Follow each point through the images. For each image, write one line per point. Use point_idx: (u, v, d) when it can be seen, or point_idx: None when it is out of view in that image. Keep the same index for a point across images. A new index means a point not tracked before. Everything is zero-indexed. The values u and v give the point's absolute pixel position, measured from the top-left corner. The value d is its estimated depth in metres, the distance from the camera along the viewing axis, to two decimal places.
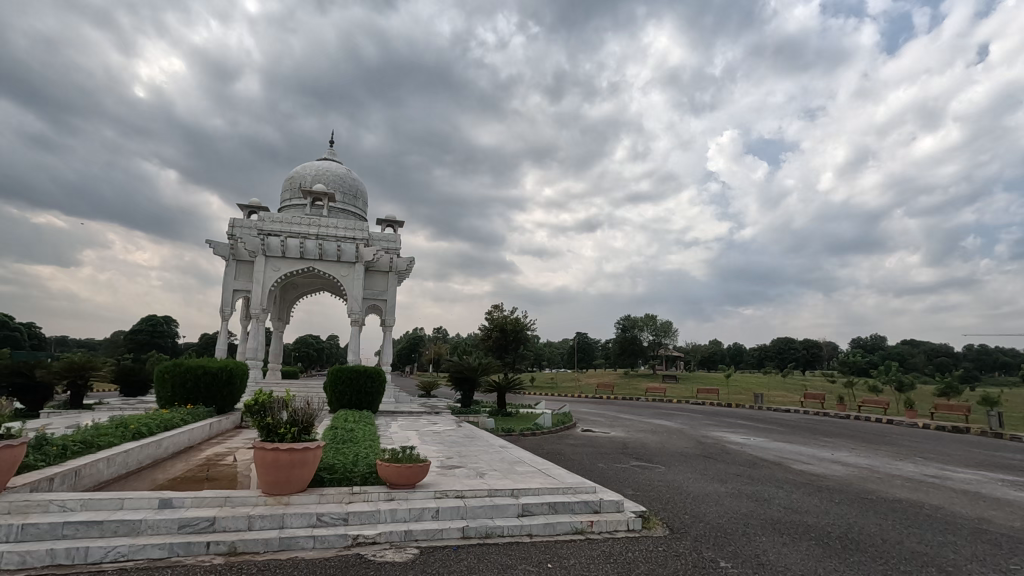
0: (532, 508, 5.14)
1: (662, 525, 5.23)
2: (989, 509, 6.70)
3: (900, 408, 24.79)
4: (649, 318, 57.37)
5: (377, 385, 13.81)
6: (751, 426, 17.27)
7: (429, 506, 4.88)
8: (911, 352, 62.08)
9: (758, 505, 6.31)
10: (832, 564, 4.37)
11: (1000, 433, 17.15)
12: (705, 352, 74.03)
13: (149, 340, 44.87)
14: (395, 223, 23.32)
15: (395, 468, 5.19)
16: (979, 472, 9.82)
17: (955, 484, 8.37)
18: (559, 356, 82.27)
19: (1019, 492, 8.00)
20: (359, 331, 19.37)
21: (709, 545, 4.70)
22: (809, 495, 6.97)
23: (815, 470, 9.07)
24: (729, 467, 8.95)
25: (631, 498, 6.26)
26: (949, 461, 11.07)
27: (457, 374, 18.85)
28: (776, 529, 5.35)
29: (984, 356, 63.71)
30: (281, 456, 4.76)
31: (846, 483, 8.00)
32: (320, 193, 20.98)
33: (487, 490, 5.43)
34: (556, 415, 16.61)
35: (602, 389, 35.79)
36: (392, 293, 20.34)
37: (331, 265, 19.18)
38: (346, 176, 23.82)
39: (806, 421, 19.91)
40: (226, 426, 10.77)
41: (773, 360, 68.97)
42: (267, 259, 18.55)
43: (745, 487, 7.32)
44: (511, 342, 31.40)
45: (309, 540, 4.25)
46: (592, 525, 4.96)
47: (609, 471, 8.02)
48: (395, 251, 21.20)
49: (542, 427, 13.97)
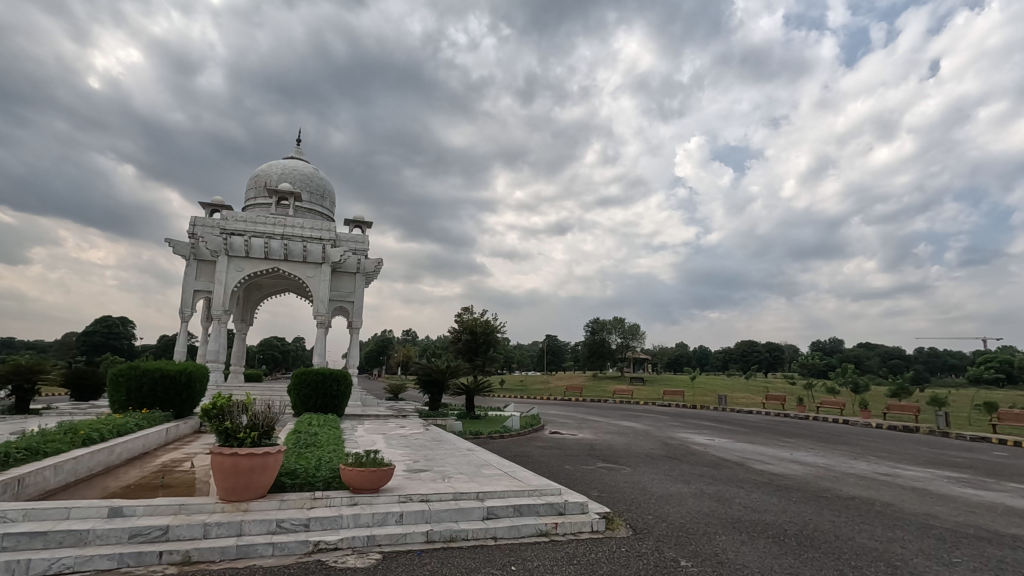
0: (497, 510, 5.15)
1: (626, 526, 5.31)
2: (935, 505, 7.02)
3: (856, 408, 25.78)
4: (618, 321, 58.15)
5: (343, 388, 13.64)
6: (716, 427, 17.66)
7: (393, 511, 4.83)
8: (867, 354, 64.64)
9: (719, 505, 6.45)
10: (788, 561, 4.51)
11: (948, 432, 18.00)
12: (672, 354, 75.58)
13: (104, 342, 43.15)
14: (364, 224, 23.05)
15: (359, 471, 5.11)
16: (928, 470, 10.28)
17: (906, 481, 8.75)
18: (529, 358, 82.63)
19: (964, 488, 8.41)
20: (325, 333, 19.02)
21: (671, 545, 4.78)
22: (768, 495, 7.16)
23: (775, 469, 9.34)
24: (693, 468, 9.14)
25: (596, 500, 6.33)
26: (900, 460, 11.55)
27: (426, 377, 18.72)
28: (736, 528, 5.48)
29: (935, 359, 66.75)
30: (240, 462, 4.67)
31: (803, 482, 8.27)
32: (287, 191, 20.56)
33: (452, 493, 5.41)
34: (526, 417, 16.69)
35: (570, 391, 36.02)
36: (359, 295, 20.08)
37: (296, 266, 18.81)
38: (313, 175, 23.40)
39: (767, 422, 20.46)
40: (184, 431, 10.44)
41: (736, 362, 70.86)
42: (229, 259, 18.07)
43: (707, 487, 7.49)
44: (481, 345, 31.34)
45: (268, 547, 4.15)
46: (556, 527, 4.99)
47: (575, 473, 8.09)
48: (363, 252, 20.94)
49: (512, 429, 13.98)
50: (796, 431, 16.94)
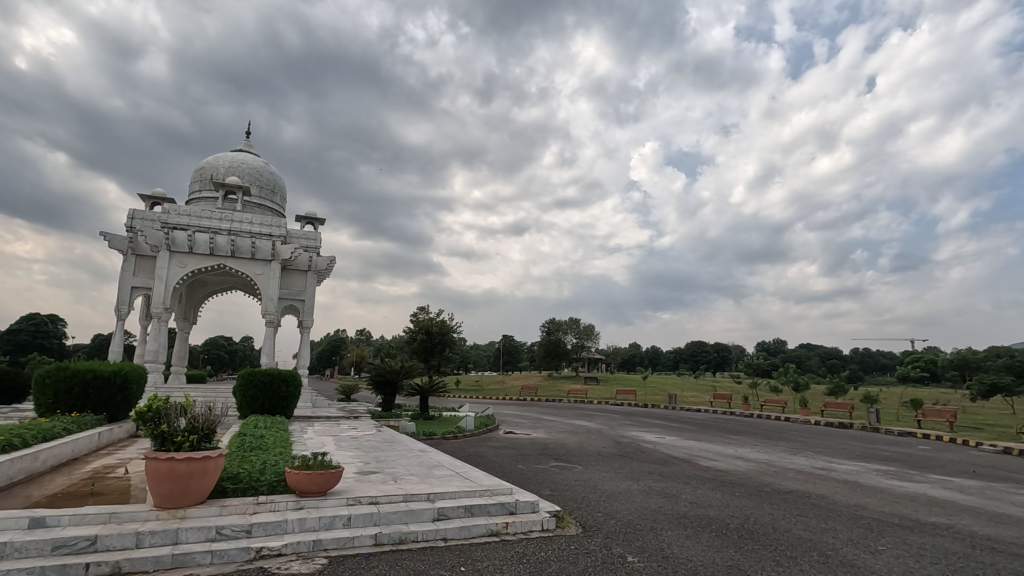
0: (448, 511, 5.13)
1: (575, 523, 5.38)
2: (865, 497, 7.45)
3: (796, 406, 27.05)
4: (573, 321, 58.94)
5: (292, 389, 13.27)
6: (665, 425, 18.15)
7: (340, 514, 4.73)
8: (808, 354, 67.91)
9: (666, 501, 6.64)
10: (729, 554, 4.68)
11: (879, 428, 19.10)
12: (625, 355, 77.30)
13: (30, 342, 40.34)
14: (317, 221, 22.48)
15: (306, 474, 4.98)
16: (860, 463, 10.90)
17: (839, 475, 9.24)
18: (485, 358, 82.57)
19: (891, 480, 8.96)
20: (273, 332, 18.42)
21: (619, 541, 4.89)
22: (712, 490, 7.42)
23: (720, 466, 9.68)
24: (642, 466, 9.35)
25: (547, 498, 6.40)
26: (835, 454, 12.20)
27: (379, 378, 18.40)
28: (681, 523, 5.65)
29: (868, 359, 70.76)
30: (177, 467, 4.46)
31: (746, 477, 8.61)
32: (234, 185, 19.77)
33: (402, 495, 5.34)
34: (480, 417, 16.67)
35: (526, 391, 36.18)
36: (310, 293, 19.58)
37: (244, 263, 18.13)
38: (263, 169, 22.63)
39: (714, 420, 21.22)
40: (118, 436, 9.90)
41: (686, 362, 73.08)
42: (171, 254, 17.23)
43: (656, 484, 7.69)
44: (437, 345, 31.07)
45: (207, 555, 3.99)
46: (507, 526, 5.01)
47: (528, 472, 8.15)
48: (315, 249, 20.43)
49: (466, 429, 13.98)
50: (741, 428, 17.58)
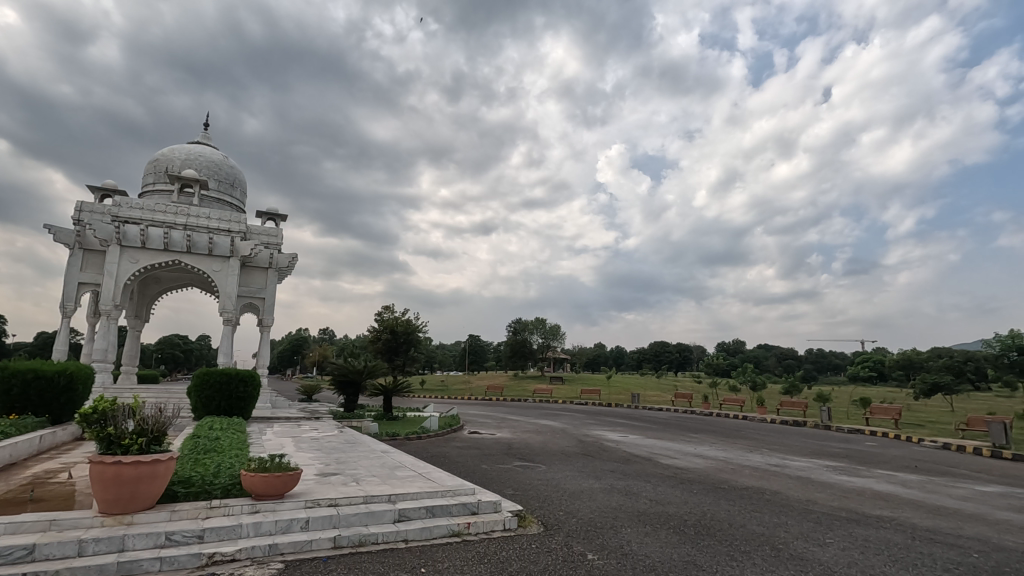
0: (409, 512, 5.08)
1: (537, 522, 5.42)
2: (816, 492, 7.74)
3: (753, 405, 27.91)
4: (539, 322, 59.34)
5: (251, 389, 12.93)
6: (628, 424, 18.47)
7: (298, 517, 4.63)
8: (765, 355, 70.15)
9: (627, 499, 6.76)
10: (685, 550, 4.80)
11: (830, 426, 19.89)
12: (590, 355, 78.32)
13: None
14: (278, 217, 21.94)
15: (262, 476, 4.86)
16: (812, 460, 11.32)
17: (793, 471, 9.58)
18: (451, 359, 82.16)
19: (841, 475, 9.34)
20: (231, 331, 17.88)
21: (579, 540, 4.95)
22: (672, 488, 7.58)
23: (680, 463, 9.90)
24: (605, 464, 9.48)
25: (510, 498, 6.42)
26: (789, 451, 12.63)
27: (341, 377, 18.10)
28: (641, 520, 5.75)
29: (822, 359, 73.56)
30: (125, 471, 4.28)
31: (704, 474, 8.83)
32: (191, 178, 19.09)
33: (362, 497, 5.27)
34: (445, 418, 16.62)
35: (492, 391, 36.17)
36: (271, 291, 19.10)
37: (200, 259, 17.49)
38: (222, 162, 21.94)
39: (675, 419, 21.70)
40: (62, 439, 9.44)
41: (650, 361, 74.43)
42: (122, 249, 16.48)
43: (617, 482, 7.82)
44: (402, 345, 30.73)
45: (155, 562, 3.84)
46: (469, 526, 5.00)
47: (492, 472, 8.14)
48: (276, 246, 19.94)
49: (430, 429, 13.90)
50: (700, 427, 18.03)
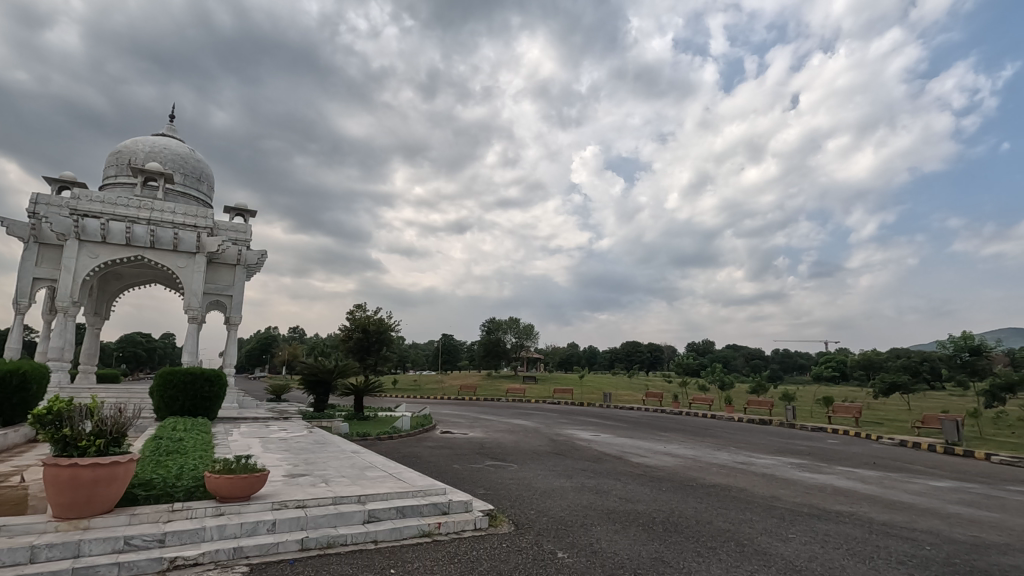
0: (379, 513, 5.04)
1: (508, 522, 5.43)
2: (780, 488, 7.96)
3: (721, 404, 28.51)
4: (512, 321, 59.44)
5: (218, 389, 12.63)
6: (600, 423, 18.64)
7: (264, 519, 4.54)
8: (733, 355, 71.74)
9: (597, 497, 6.83)
10: (654, 547, 4.87)
11: (794, 424, 20.46)
12: (563, 354, 78.88)
13: None
14: (247, 212, 21.46)
15: (226, 478, 4.74)
16: (776, 457, 11.63)
17: (758, 468, 9.81)
18: (424, 358, 81.64)
19: (804, 472, 9.61)
20: (197, 329, 17.41)
21: (550, 538, 4.98)
22: (642, 486, 7.68)
23: (649, 462, 10.05)
24: (576, 463, 9.55)
25: (481, 497, 6.41)
26: (755, 449, 12.94)
27: (311, 377, 17.79)
28: (611, 518, 5.82)
29: (787, 360, 75.59)
30: (81, 474, 4.13)
31: (673, 472, 8.99)
32: (156, 171, 18.51)
33: (331, 498, 5.19)
34: (417, 417, 16.51)
35: (466, 391, 36.09)
36: (239, 288, 18.68)
37: (164, 255, 16.98)
38: (189, 156, 21.34)
39: (645, 417, 22.02)
40: (14, 441, 9.05)
41: (622, 361, 75.32)
42: (81, 244, 15.90)
43: (588, 481, 7.89)
44: (374, 344, 30.40)
45: (112, 568, 3.72)
46: (439, 526, 4.98)
47: (463, 472, 8.12)
48: (244, 242, 19.52)
49: (401, 429, 13.78)
50: (669, 426, 18.32)
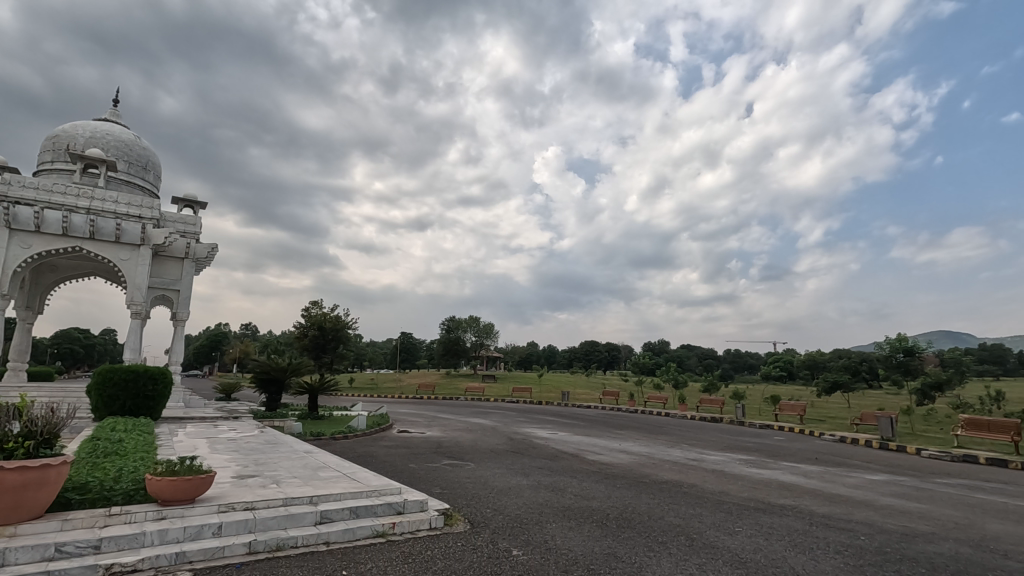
0: (332, 514, 4.94)
1: (464, 520, 5.41)
2: (729, 484, 8.24)
3: (675, 402, 29.24)
4: (472, 320, 59.32)
5: (162, 388, 12.11)
6: (557, 421, 18.81)
7: (209, 522, 4.38)
8: (687, 355, 73.80)
9: (554, 494, 6.90)
10: (607, 543, 4.96)
11: (744, 421, 21.19)
12: (522, 353, 79.36)
13: None
14: (196, 204, 20.63)
15: (169, 481, 4.54)
16: (726, 454, 12.03)
17: (709, 465, 10.13)
18: (382, 357, 80.45)
19: (751, 468, 9.98)
20: (140, 325, 16.62)
21: (505, 536, 4.99)
22: (597, 483, 7.81)
23: (605, 459, 10.21)
24: (533, 461, 9.61)
25: (438, 496, 6.36)
26: (706, 446, 13.34)
27: (263, 375, 17.25)
28: (566, 515, 5.89)
29: (738, 360, 78.26)
30: (8, 478, 3.87)
31: (628, 469, 9.17)
32: (97, 158, 17.53)
33: (281, 499, 5.06)
34: (374, 417, 16.24)
35: (424, 390, 35.74)
36: (187, 283, 17.94)
37: (105, 246, 16.11)
38: (134, 143, 20.32)
39: (602, 416, 22.34)
40: None
41: (580, 360, 76.27)
42: (12, 233, 14.93)
43: (545, 479, 7.95)
44: (330, 341, 29.72)
45: None
46: (393, 527, 4.92)
47: (420, 471, 8.04)
48: (193, 235, 18.77)
49: (357, 429, 13.52)
50: (625, 424, 18.67)
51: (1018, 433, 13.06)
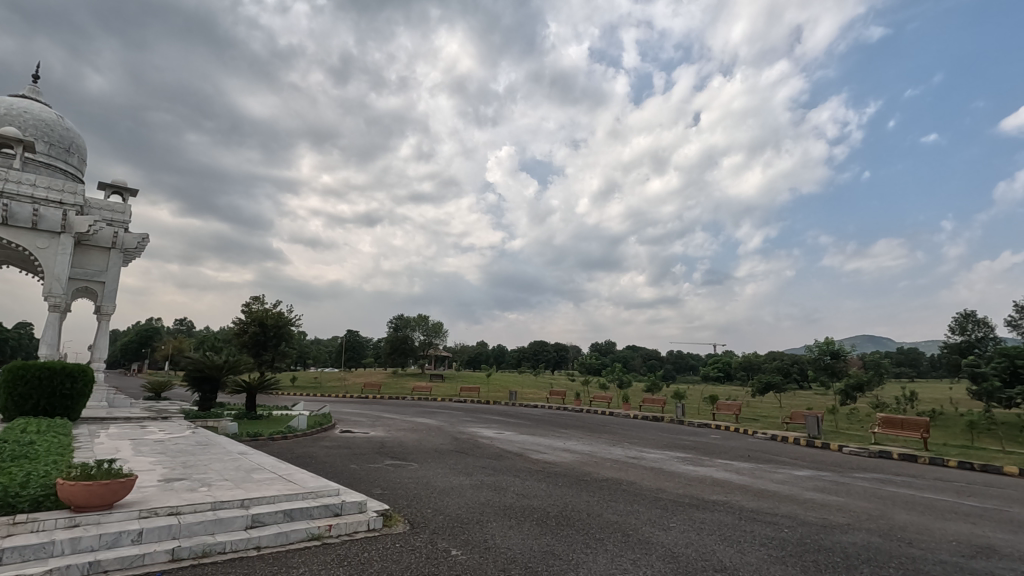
0: (264, 517, 4.77)
1: (403, 521, 5.35)
2: (665, 480, 8.55)
3: (619, 402, 29.99)
4: (420, 319, 58.84)
5: (81, 386, 11.38)
6: (504, 421, 18.87)
7: (130, 529, 4.15)
8: (631, 356, 75.92)
9: (496, 494, 6.93)
10: (546, 540, 5.02)
11: (682, 420, 21.97)
12: (471, 352, 79.42)
13: None
14: (126, 190, 19.42)
15: (84, 485, 4.25)
16: (664, 451, 12.46)
17: (647, 462, 10.47)
18: (326, 355, 78.43)
19: (686, 465, 10.39)
20: (59, 318, 15.48)
21: (444, 536, 4.97)
22: (538, 481, 7.92)
23: (548, 458, 10.35)
24: (477, 460, 9.62)
25: (377, 497, 6.25)
26: (646, 444, 13.77)
27: (196, 373, 16.44)
28: (507, 514, 5.92)
29: (679, 360, 81.10)
30: None
31: (570, 468, 9.35)
32: (12, 137, 16.19)
33: (210, 503, 4.84)
34: (316, 416, 15.81)
35: (370, 390, 35.08)
36: (113, 274, 16.87)
37: (20, 233, 14.91)
38: (56, 123, 18.90)
39: (548, 415, 22.65)
40: None
41: (528, 360, 76.88)
42: None
43: (488, 478, 7.98)
44: (271, 339, 28.67)
45: None
46: (330, 529, 4.82)
47: (360, 472, 7.90)
48: (122, 224, 17.69)
49: (297, 429, 13.11)
50: (570, 423, 19.01)
51: (928, 430, 14.11)
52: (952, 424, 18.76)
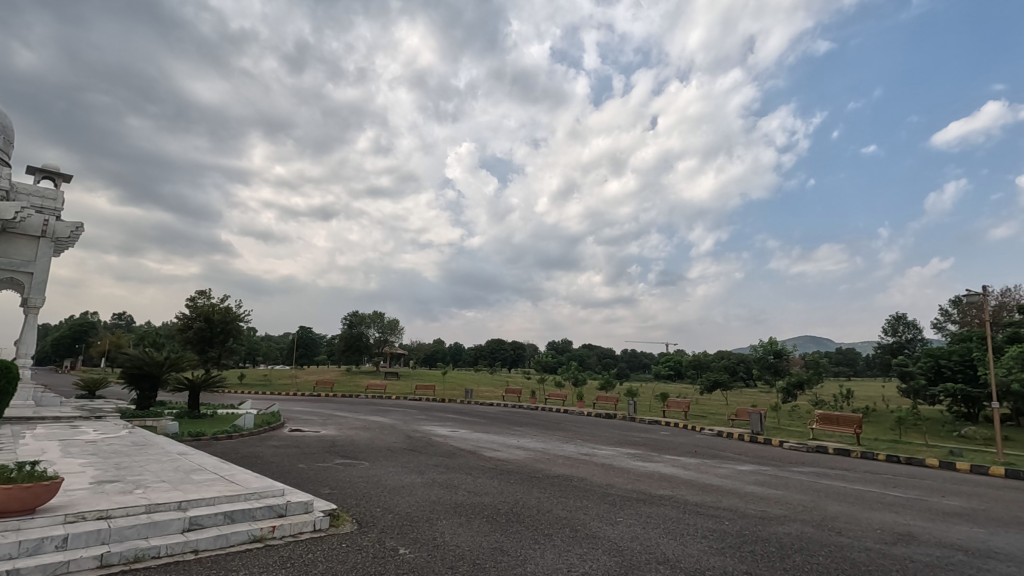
0: (202, 520, 4.59)
1: (351, 521, 5.26)
2: (615, 476, 8.74)
3: (574, 399, 30.38)
4: (376, 315, 57.61)
5: (4, 384, 10.65)
6: (460, 419, 18.81)
7: (55, 534, 3.92)
8: (587, 355, 77.06)
9: (447, 491, 6.91)
10: (494, 537, 5.05)
11: (634, 417, 22.43)
12: (427, 350, 78.68)
13: None
14: (58, 176, 18.26)
15: (3, 489, 3.99)
16: (616, 448, 12.72)
17: (598, 459, 10.66)
18: (277, 352, 76.04)
19: (636, 461, 10.65)
20: None
21: (393, 535, 4.91)
22: (489, 479, 7.95)
23: (501, 456, 10.39)
24: (430, 459, 9.53)
25: (325, 498, 6.12)
26: (599, 441, 14.00)
27: (135, 370, 15.62)
28: (457, 512, 5.92)
29: (633, 359, 82.86)
30: None
31: (522, 465, 9.42)
32: None
33: (144, 505, 4.62)
34: (264, 415, 15.30)
35: (322, 387, 34.33)
36: (42, 265, 15.88)
37: None
38: None
39: (503, 413, 22.70)
40: None
41: (485, 359, 76.77)
42: None
43: (439, 476, 7.94)
44: (218, 334, 27.59)
45: None
46: (273, 530, 4.69)
47: (309, 472, 7.69)
48: (53, 212, 16.65)
49: (243, 428, 12.65)
50: (525, 421, 19.10)
51: (860, 426, 14.97)
52: (883, 420, 19.94)
